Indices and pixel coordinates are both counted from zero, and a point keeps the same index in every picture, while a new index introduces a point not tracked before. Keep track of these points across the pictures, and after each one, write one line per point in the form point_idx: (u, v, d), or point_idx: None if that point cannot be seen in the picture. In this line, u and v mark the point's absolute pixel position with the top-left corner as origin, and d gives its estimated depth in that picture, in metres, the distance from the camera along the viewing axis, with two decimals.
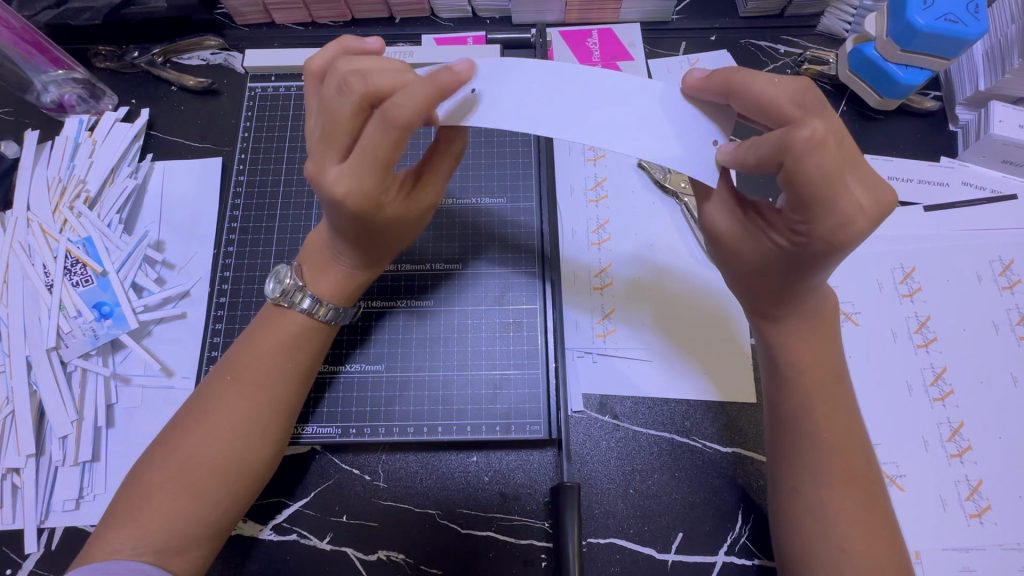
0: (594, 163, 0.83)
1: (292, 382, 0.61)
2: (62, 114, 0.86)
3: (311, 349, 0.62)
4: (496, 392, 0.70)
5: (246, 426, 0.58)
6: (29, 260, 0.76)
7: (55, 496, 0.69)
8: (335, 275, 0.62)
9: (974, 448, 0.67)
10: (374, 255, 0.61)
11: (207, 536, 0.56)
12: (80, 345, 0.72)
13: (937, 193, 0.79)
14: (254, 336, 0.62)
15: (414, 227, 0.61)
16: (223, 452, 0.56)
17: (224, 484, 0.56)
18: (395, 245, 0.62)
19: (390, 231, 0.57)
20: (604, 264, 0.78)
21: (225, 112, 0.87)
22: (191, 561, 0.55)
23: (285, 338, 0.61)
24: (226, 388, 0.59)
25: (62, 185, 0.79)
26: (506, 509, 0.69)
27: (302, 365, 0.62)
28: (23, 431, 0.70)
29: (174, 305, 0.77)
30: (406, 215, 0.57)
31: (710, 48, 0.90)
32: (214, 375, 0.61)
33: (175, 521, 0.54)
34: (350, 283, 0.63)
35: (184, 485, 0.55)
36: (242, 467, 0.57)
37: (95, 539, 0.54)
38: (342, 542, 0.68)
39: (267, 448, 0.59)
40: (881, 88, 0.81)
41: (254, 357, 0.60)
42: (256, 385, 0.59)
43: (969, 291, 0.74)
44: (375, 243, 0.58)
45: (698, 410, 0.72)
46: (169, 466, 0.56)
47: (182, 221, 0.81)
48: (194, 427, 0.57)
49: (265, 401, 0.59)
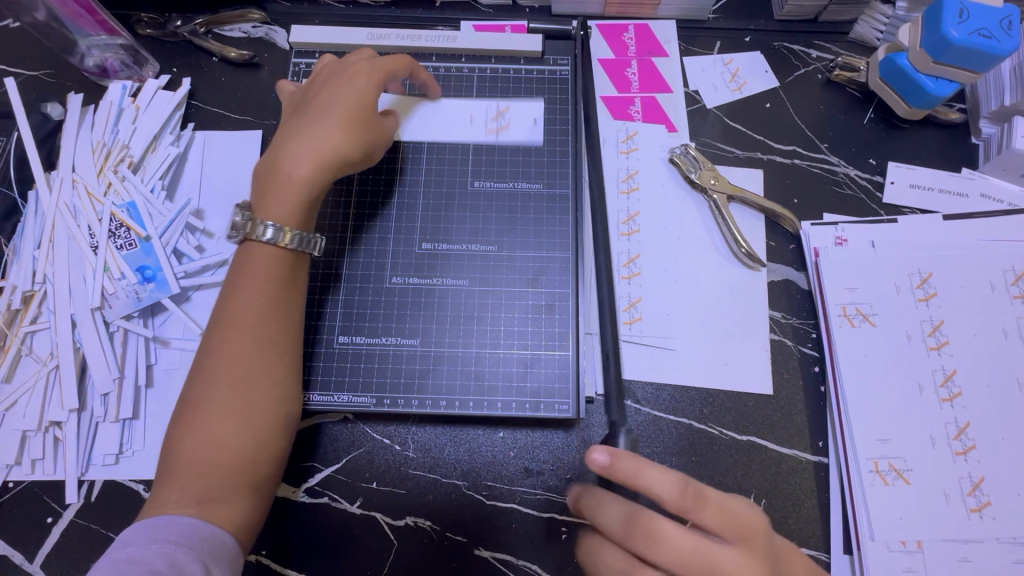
0: (627, 155, 0.86)
1: (276, 316, 0.63)
2: (104, 79, 0.87)
3: (286, 281, 0.64)
4: (527, 371, 0.71)
5: (241, 366, 0.60)
6: (74, 221, 0.77)
7: (96, 450, 0.72)
8: (285, 188, 0.64)
9: (979, 447, 0.70)
10: (320, 169, 0.65)
11: (243, 486, 0.58)
12: (123, 306, 0.74)
13: (956, 203, 0.82)
14: (232, 285, 0.63)
15: (327, 130, 0.66)
16: (226, 395, 0.59)
17: (239, 430, 0.58)
18: (317, 153, 0.65)
19: (334, 138, 0.66)
20: (632, 254, 0.81)
21: (265, 86, 0.89)
22: (235, 514, 0.57)
23: (260, 278, 0.63)
24: (217, 336, 0.61)
25: (106, 149, 0.80)
26: (530, 482, 0.72)
27: (279, 297, 0.63)
28: (66, 386, 0.72)
29: (213, 273, 0.79)
30: (354, 129, 0.67)
31: (745, 48, 0.92)
32: (207, 329, 0.63)
33: (214, 474, 0.57)
34: (296, 197, 0.64)
35: (211, 439, 0.57)
36: (255, 409, 0.59)
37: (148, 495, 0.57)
38: (372, 507, 0.71)
39: (267, 388, 0.61)
40: (910, 97, 0.83)
41: (237, 303, 0.62)
42: (243, 325, 0.61)
43: (985, 298, 0.76)
44: (322, 144, 0.65)
45: (717, 400, 0.75)
46: (186, 420, 0.58)
47: (222, 190, 0.83)
48: (199, 382, 0.59)
49: (254, 339, 0.61)
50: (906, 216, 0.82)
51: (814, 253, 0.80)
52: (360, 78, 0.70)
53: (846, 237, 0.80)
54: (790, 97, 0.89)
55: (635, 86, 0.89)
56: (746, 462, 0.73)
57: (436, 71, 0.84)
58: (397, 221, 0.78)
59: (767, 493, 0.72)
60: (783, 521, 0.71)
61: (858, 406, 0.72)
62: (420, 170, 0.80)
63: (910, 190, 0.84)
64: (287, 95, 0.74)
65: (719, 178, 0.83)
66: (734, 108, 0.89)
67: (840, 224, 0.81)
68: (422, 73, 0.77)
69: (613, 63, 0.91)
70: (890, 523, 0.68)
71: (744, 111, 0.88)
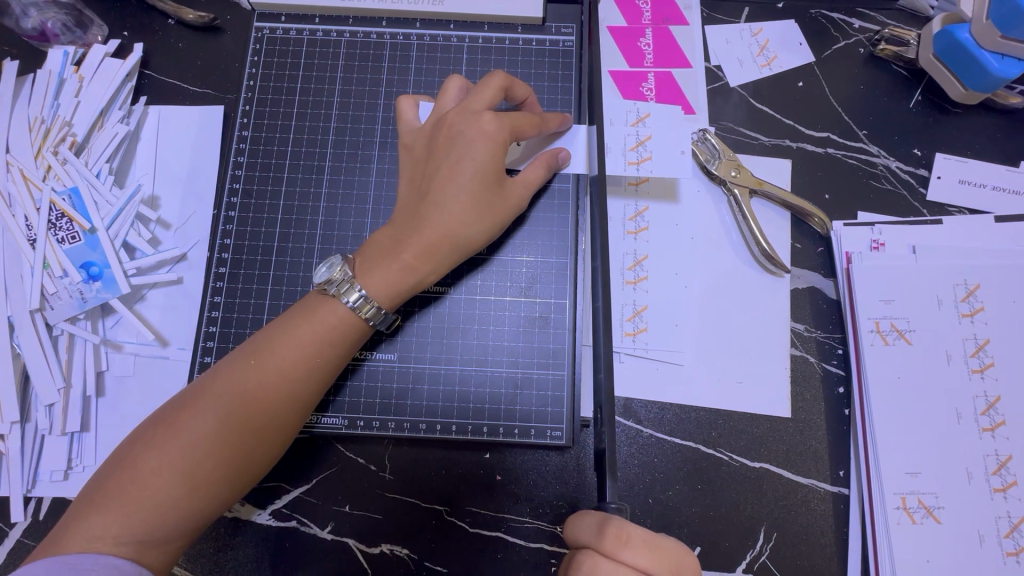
0: (636, 126, 0.71)
1: (316, 379, 0.56)
2: (45, 44, 0.77)
3: (347, 345, 0.57)
4: (517, 391, 0.64)
5: (257, 418, 0.53)
6: (10, 211, 0.69)
7: (42, 465, 0.65)
8: (390, 271, 0.57)
9: (1020, 484, 0.63)
10: (428, 255, 0.58)
11: (188, 531, 0.52)
12: (66, 308, 0.66)
13: (1010, 202, 0.72)
14: (284, 325, 0.56)
15: (460, 223, 0.58)
16: (231, 444, 0.52)
17: (224, 480, 0.52)
18: (436, 245, 0.58)
19: (461, 222, 0.58)
20: (640, 256, 0.72)
21: (227, 55, 0.78)
22: (169, 554, 0.51)
23: (320, 331, 0.56)
24: (245, 373, 0.54)
25: (45, 127, 0.71)
26: (517, 510, 0.65)
27: (333, 362, 0.57)
28: (6, 396, 0.65)
29: (169, 269, 0.71)
30: (468, 205, 0.58)
31: (777, 16, 0.80)
32: (235, 355, 0.56)
33: (166, 512, 0.50)
34: (404, 281, 0.58)
35: (183, 472, 0.51)
36: (248, 466, 0.53)
37: (69, 520, 0.49)
38: (344, 533, 0.65)
39: (272, 449, 0.55)
40: (967, 77, 0.72)
41: (281, 352, 0.55)
42: (280, 375, 0.54)
43: None
44: (439, 228, 0.58)
45: (729, 422, 0.68)
46: (172, 452, 0.51)
47: (179, 175, 0.74)
48: (202, 413, 0.52)
49: (283, 397, 0.54)
50: (951, 217, 0.72)
51: (846, 257, 0.70)
52: (484, 144, 0.58)
53: (883, 241, 0.71)
54: (827, 74, 0.78)
55: (648, 60, 0.78)
56: (759, 490, 0.66)
57: (420, 40, 0.73)
58: (373, 215, 0.68)
59: (780, 528, 0.65)
60: (795, 558, 0.64)
61: (887, 434, 0.65)
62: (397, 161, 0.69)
63: (958, 187, 0.73)
64: (416, 139, 0.63)
65: (741, 169, 0.72)
66: (762, 86, 0.77)
67: (876, 225, 0.72)
68: (550, 119, 0.63)
69: (625, 33, 0.79)
70: (914, 565, 0.61)
71: (773, 91, 0.77)
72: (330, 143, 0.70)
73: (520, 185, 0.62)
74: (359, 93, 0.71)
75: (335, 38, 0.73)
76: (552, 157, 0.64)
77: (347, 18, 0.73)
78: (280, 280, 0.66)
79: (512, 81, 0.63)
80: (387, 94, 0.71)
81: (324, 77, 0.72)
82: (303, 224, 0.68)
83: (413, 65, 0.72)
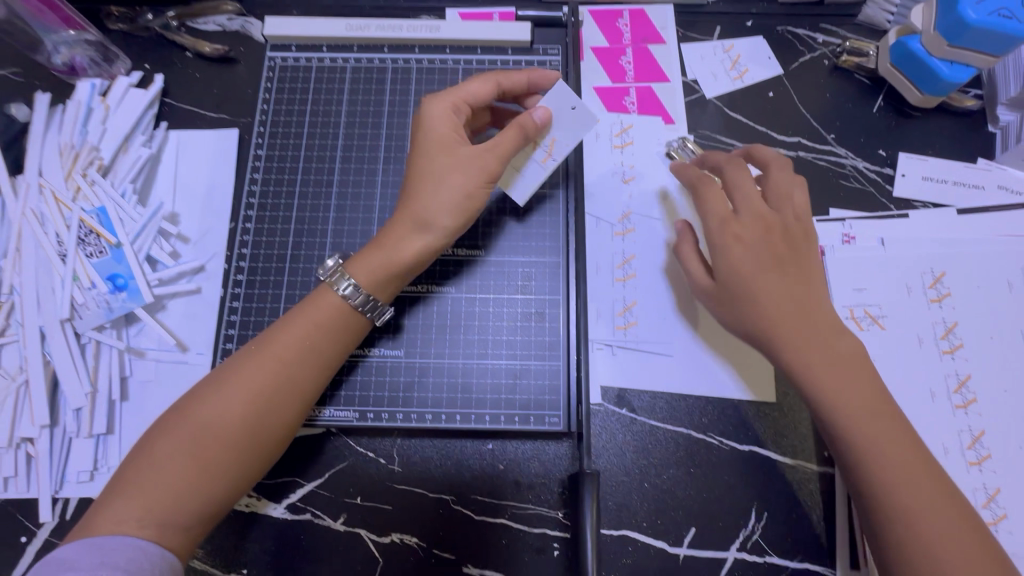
0: (621, 151, 0.81)
1: (313, 365, 0.60)
2: (74, 77, 0.83)
3: (342, 333, 0.62)
4: (516, 382, 0.68)
5: (262, 402, 0.57)
6: (42, 229, 0.74)
7: (70, 467, 0.69)
8: (372, 258, 0.62)
9: (994, 457, 0.66)
10: (407, 238, 0.62)
11: (205, 516, 0.55)
12: (94, 317, 0.71)
13: (971, 196, 0.78)
14: (285, 319, 0.62)
15: (424, 200, 0.62)
16: (236, 426, 0.56)
17: (231, 463, 0.56)
18: (407, 223, 0.62)
19: (425, 200, 0.62)
20: (627, 255, 0.77)
21: (241, 83, 0.84)
22: (188, 538, 0.54)
23: (314, 319, 0.61)
24: (250, 362, 0.59)
25: (74, 151, 0.77)
26: (521, 497, 0.69)
27: (330, 349, 0.61)
28: (37, 402, 0.69)
29: (188, 280, 0.76)
30: (440, 181, 0.62)
31: (746, 34, 0.86)
32: (242, 349, 0.61)
33: (180, 495, 0.53)
34: (382, 265, 0.62)
35: (191, 455, 0.55)
36: (254, 451, 0.57)
37: (97, 509, 0.53)
38: (356, 524, 0.68)
39: (276, 433, 0.58)
40: (922, 85, 0.78)
41: (282, 340, 0.60)
42: (281, 361, 0.59)
43: (1000, 298, 0.72)
44: (410, 210, 0.63)
45: (717, 407, 0.72)
46: (184, 436, 0.55)
47: (197, 193, 0.79)
48: (210, 400, 0.57)
49: (284, 381, 0.59)
50: (917, 211, 0.78)
51: (819, 252, 0.75)
52: (450, 129, 0.64)
53: (853, 235, 0.76)
54: (795, 86, 0.84)
55: (630, 76, 0.85)
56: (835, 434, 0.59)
57: (419, 64, 0.79)
58: (378, 223, 0.73)
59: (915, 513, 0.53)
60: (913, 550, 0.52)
61: None
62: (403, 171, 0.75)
63: (922, 184, 0.79)
64: None
65: None
66: (735, 98, 0.84)
67: (847, 220, 0.77)
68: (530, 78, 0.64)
69: (607, 52, 0.86)
70: None
71: (746, 101, 0.83)
72: (338, 158, 0.76)
73: (489, 153, 0.63)
74: (364, 113, 0.78)
75: (341, 64, 0.79)
76: (530, 124, 0.63)
77: (352, 46, 0.80)
78: (293, 285, 0.71)
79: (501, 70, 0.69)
80: (390, 114, 0.77)
81: (331, 100, 0.78)
82: (314, 233, 0.73)
83: (413, 87, 0.78)
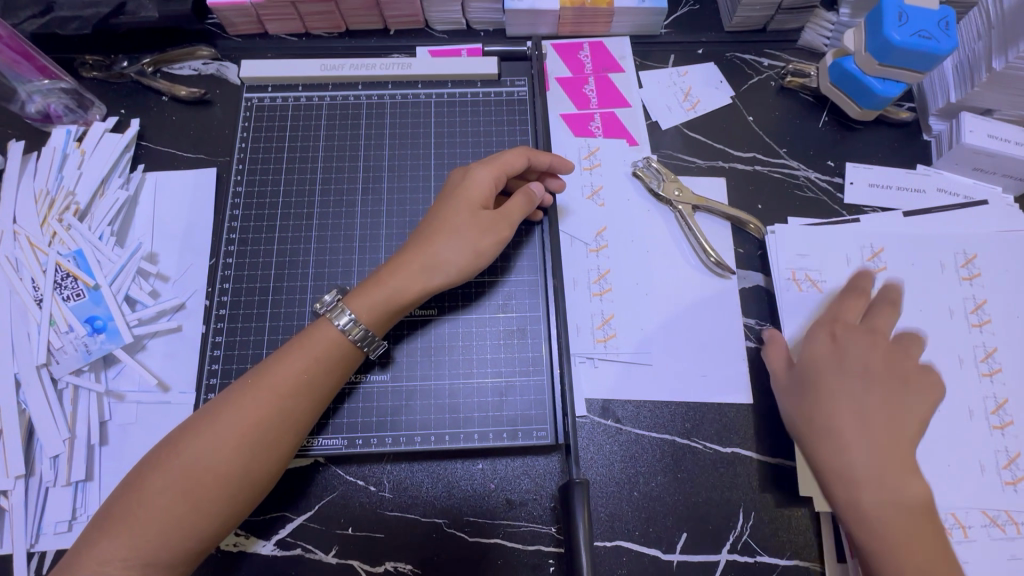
0: (590, 172, 0.86)
1: (310, 397, 0.61)
2: (48, 125, 0.84)
3: (335, 363, 0.62)
4: (502, 398, 0.69)
5: (256, 436, 0.57)
6: (18, 275, 0.74)
7: (46, 519, 0.67)
8: (376, 297, 0.64)
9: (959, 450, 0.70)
10: (412, 280, 0.65)
11: (189, 553, 0.54)
12: (72, 361, 0.70)
13: (914, 199, 0.84)
14: (282, 350, 0.63)
15: (438, 244, 0.65)
16: (229, 462, 0.56)
17: (223, 497, 0.56)
18: (422, 264, 0.65)
19: (441, 244, 0.65)
20: (603, 271, 0.81)
21: (217, 124, 0.86)
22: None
23: (312, 352, 0.61)
24: (245, 394, 0.59)
25: (50, 198, 0.77)
26: (513, 515, 0.69)
27: (323, 379, 0.62)
28: (13, 451, 0.68)
29: (169, 318, 0.76)
30: (455, 230, 0.66)
31: (698, 61, 0.93)
32: (238, 381, 0.61)
33: (169, 533, 0.53)
34: (386, 307, 0.64)
35: (182, 492, 0.54)
36: (244, 487, 0.57)
37: (79, 555, 0.52)
38: (348, 555, 0.68)
39: (268, 467, 0.58)
40: (860, 100, 0.85)
41: (277, 371, 0.60)
42: (276, 393, 0.59)
43: (934, 279, 0.78)
44: (422, 247, 0.66)
45: (698, 413, 0.74)
46: (176, 472, 0.55)
47: (176, 232, 0.80)
48: (203, 435, 0.56)
49: (277, 414, 0.59)
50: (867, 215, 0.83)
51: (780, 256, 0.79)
52: (478, 190, 0.68)
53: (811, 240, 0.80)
54: (746, 106, 0.90)
55: (593, 103, 0.90)
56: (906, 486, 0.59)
57: (392, 99, 0.83)
58: (360, 252, 0.75)
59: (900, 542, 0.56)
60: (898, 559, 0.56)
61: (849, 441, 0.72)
62: (382, 200, 0.78)
63: (869, 190, 0.85)
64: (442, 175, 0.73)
65: (683, 189, 0.83)
66: (693, 119, 0.89)
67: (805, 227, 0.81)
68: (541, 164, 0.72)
69: (570, 82, 0.91)
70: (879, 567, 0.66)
71: (703, 123, 0.89)
72: (317, 191, 0.78)
73: (503, 222, 0.67)
74: (342, 146, 0.80)
75: (317, 102, 0.82)
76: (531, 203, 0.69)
77: (327, 85, 0.83)
78: (276, 317, 0.72)
79: (536, 152, 0.72)
80: (366, 147, 0.80)
81: (308, 136, 0.81)
82: (296, 265, 0.74)
83: (388, 120, 0.82)
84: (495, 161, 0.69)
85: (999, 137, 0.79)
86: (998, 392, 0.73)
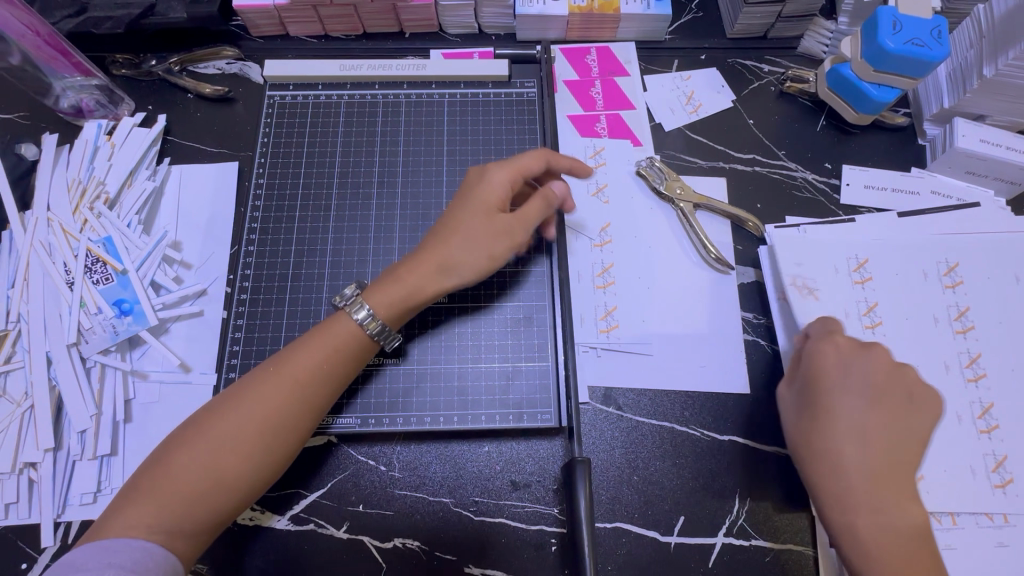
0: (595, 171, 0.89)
1: (327, 383, 0.64)
2: (79, 119, 0.88)
3: (353, 352, 0.66)
4: (509, 383, 0.73)
5: (277, 418, 0.61)
6: (50, 259, 0.78)
7: (73, 490, 0.70)
8: (393, 293, 0.67)
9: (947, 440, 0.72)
10: (428, 279, 0.67)
11: (211, 523, 0.58)
12: (100, 341, 0.74)
13: (908, 200, 0.87)
14: (303, 338, 0.66)
15: (454, 246, 0.68)
16: (252, 441, 0.59)
17: (244, 474, 0.59)
18: (438, 264, 0.68)
19: (457, 246, 0.68)
20: (606, 265, 0.84)
21: (239, 120, 0.90)
22: (195, 544, 0.57)
23: (331, 342, 0.65)
24: (268, 378, 0.62)
25: (82, 187, 0.81)
26: (517, 496, 0.72)
27: (340, 367, 0.65)
28: (42, 425, 0.71)
29: (191, 303, 0.79)
30: (471, 232, 0.68)
31: (701, 66, 0.97)
32: (260, 366, 0.64)
33: (193, 504, 0.56)
34: (402, 304, 0.67)
35: (207, 467, 0.57)
36: (264, 465, 0.60)
37: (107, 518, 0.55)
38: (358, 531, 0.71)
39: (287, 448, 0.61)
40: (857, 105, 0.88)
41: (297, 358, 0.63)
42: (297, 379, 0.62)
43: (916, 288, 0.79)
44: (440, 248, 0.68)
45: (696, 402, 0.77)
46: (202, 448, 0.58)
47: (199, 221, 0.84)
48: (228, 415, 0.60)
49: (298, 399, 0.62)
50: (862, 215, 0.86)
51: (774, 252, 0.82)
52: (496, 192, 0.70)
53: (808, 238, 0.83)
54: (747, 109, 0.94)
55: (599, 105, 0.94)
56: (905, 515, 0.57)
57: (407, 98, 0.87)
58: (375, 242, 0.78)
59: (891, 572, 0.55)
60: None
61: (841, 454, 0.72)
62: (396, 194, 0.81)
63: (865, 191, 0.88)
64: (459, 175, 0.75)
65: (685, 187, 0.86)
66: (695, 121, 0.93)
67: (802, 225, 0.84)
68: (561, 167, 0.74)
69: (578, 84, 0.95)
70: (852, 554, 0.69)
71: (705, 125, 0.92)
72: (335, 185, 0.82)
73: (521, 223, 0.69)
74: (358, 142, 0.84)
75: (336, 101, 0.86)
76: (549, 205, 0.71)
77: (346, 84, 0.87)
78: (294, 303, 0.75)
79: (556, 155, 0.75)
80: (381, 144, 0.84)
81: (327, 133, 0.85)
82: (314, 254, 0.78)
83: (403, 118, 0.86)
84: (514, 162, 0.72)
85: (990, 141, 0.82)
86: (984, 397, 0.74)
